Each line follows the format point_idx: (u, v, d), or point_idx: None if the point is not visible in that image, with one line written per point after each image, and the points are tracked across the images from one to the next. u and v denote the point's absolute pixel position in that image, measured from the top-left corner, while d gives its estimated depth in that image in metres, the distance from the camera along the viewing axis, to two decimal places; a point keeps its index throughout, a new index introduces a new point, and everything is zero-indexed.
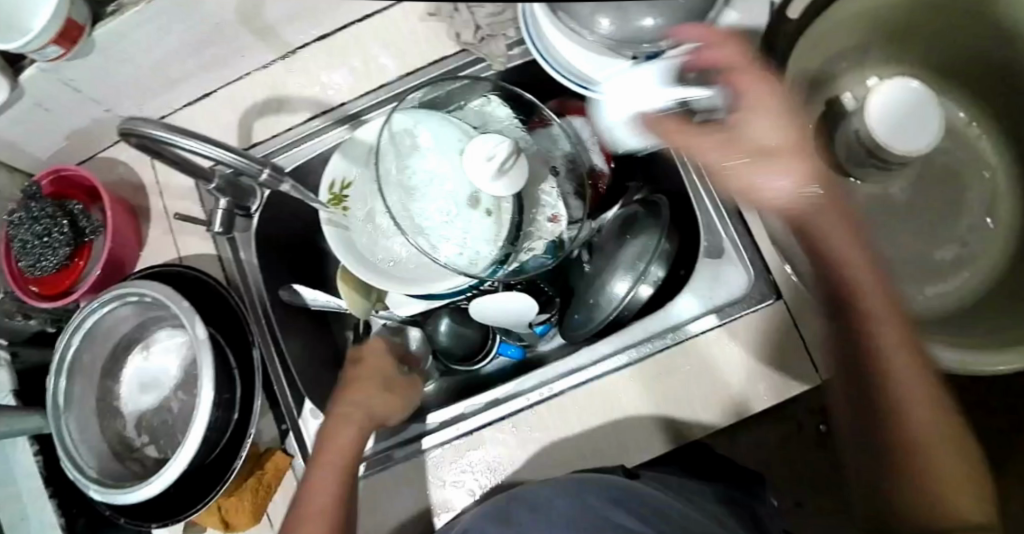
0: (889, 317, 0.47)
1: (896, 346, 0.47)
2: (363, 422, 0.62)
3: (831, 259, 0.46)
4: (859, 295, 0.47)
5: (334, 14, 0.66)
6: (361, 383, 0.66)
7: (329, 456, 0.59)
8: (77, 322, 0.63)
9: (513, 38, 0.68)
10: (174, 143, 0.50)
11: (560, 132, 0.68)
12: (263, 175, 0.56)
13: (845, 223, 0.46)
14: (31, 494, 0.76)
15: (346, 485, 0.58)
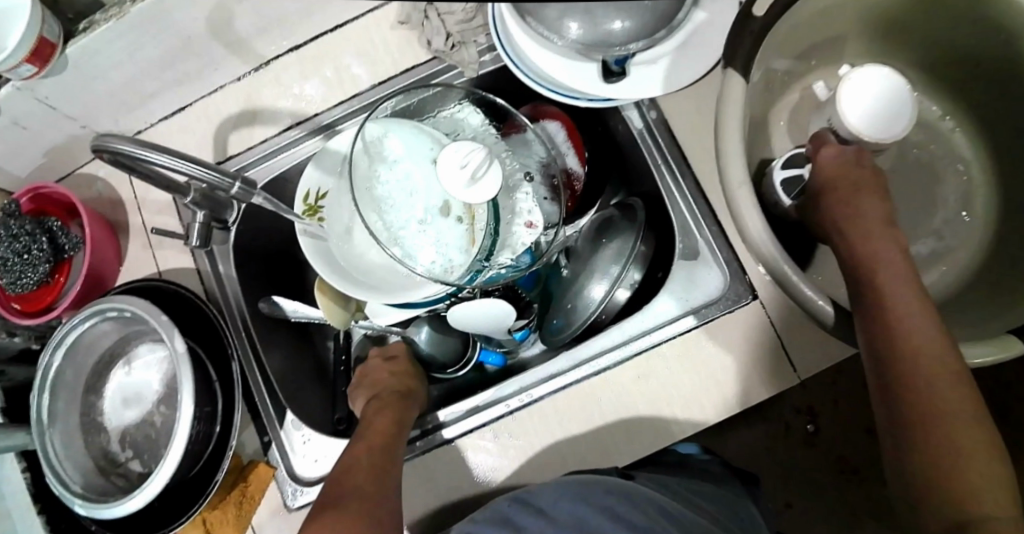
0: (918, 312, 0.51)
1: (919, 338, 0.50)
2: (403, 398, 0.65)
3: (879, 267, 0.54)
4: (890, 295, 0.52)
5: (306, 24, 0.66)
6: (393, 376, 0.69)
7: (382, 422, 0.61)
8: (58, 337, 0.64)
9: (484, 44, 0.69)
10: (146, 159, 0.51)
11: (535, 136, 0.67)
12: (235, 189, 0.57)
13: (888, 245, 0.55)
14: (19, 509, 0.77)
15: (399, 441, 0.60)
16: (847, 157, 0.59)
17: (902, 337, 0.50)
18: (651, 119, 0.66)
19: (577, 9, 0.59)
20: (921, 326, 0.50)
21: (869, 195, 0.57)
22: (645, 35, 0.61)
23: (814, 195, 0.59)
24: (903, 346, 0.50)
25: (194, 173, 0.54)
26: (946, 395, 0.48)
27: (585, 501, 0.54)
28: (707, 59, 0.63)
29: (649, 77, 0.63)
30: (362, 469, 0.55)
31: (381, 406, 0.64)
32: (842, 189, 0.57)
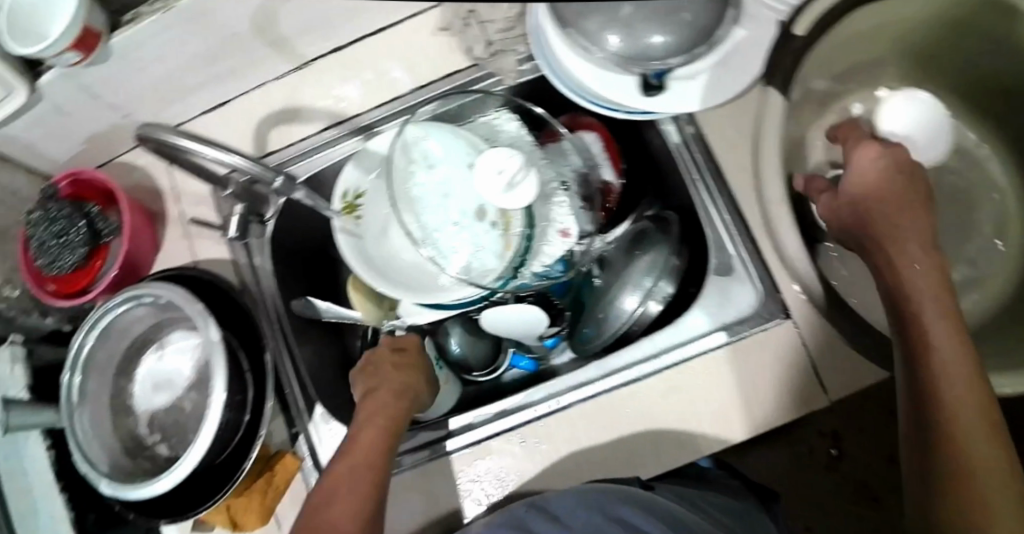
0: (953, 344, 0.51)
1: (954, 371, 0.50)
2: (402, 394, 0.64)
3: (916, 295, 0.53)
4: (929, 324, 0.52)
5: (351, 28, 0.67)
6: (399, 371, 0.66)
7: (375, 421, 0.60)
8: (92, 319, 0.66)
9: (524, 54, 0.69)
10: (191, 149, 0.52)
11: (571, 147, 0.70)
12: (277, 183, 0.58)
13: (926, 271, 0.54)
14: (41, 486, 0.79)
15: (389, 444, 0.59)
16: (888, 168, 0.58)
17: (938, 370, 0.50)
18: (688, 133, 0.67)
19: (616, 21, 0.60)
20: (958, 359, 0.50)
21: (910, 212, 0.56)
22: (685, 50, 0.62)
23: (847, 197, 0.59)
24: (939, 378, 0.50)
25: (238, 166, 0.55)
26: (977, 431, 0.49)
27: (586, 504, 0.55)
28: (746, 79, 0.63)
29: (688, 93, 0.64)
30: (357, 490, 0.54)
31: (381, 410, 0.61)
32: (884, 203, 0.56)
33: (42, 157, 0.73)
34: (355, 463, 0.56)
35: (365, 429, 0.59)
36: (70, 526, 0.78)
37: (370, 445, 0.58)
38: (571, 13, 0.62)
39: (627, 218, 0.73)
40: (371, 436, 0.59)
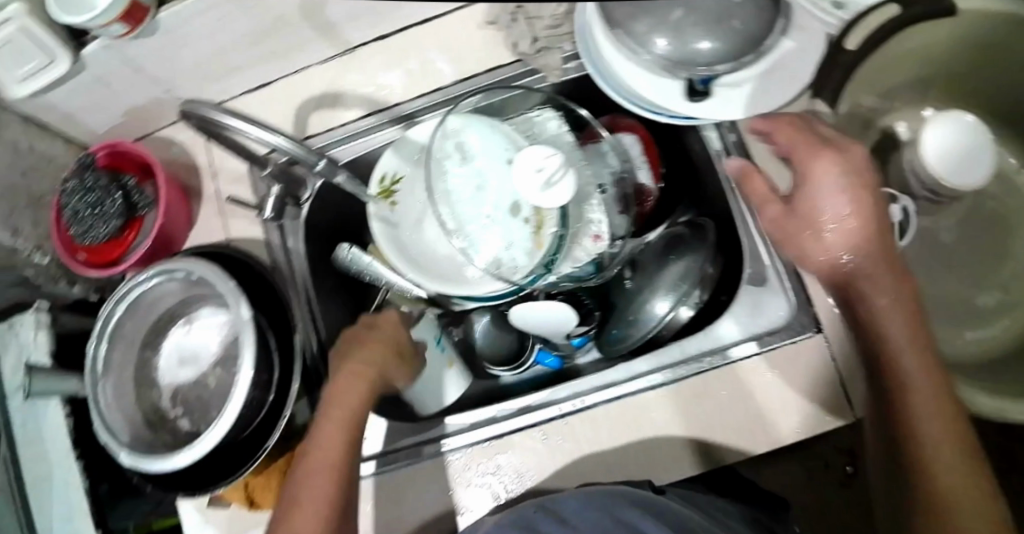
0: (930, 379, 0.53)
1: (930, 406, 0.52)
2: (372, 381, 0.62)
3: (892, 330, 0.54)
4: (905, 360, 0.53)
5: (397, 17, 0.67)
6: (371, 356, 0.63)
7: (339, 412, 0.59)
8: (122, 292, 0.66)
9: (569, 51, 0.69)
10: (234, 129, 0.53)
11: (609, 149, 0.70)
12: (319, 166, 0.57)
13: (899, 304, 0.54)
14: (58, 454, 0.80)
15: (353, 441, 0.58)
16: (856, 193, 0.56)
17: (914, 406, 0.52)
18: (730, 141, 0.67)
19: (665, 24, 0.61)
20: (933, 394, 0.52)
21: (880, 242, 0.55)
22: (731, 58, 0.62)
23: (802, 221, 0.57)
24: (912, 415, 0.52)
25: (281, 148, 0.55)
26: (951, 464, 0.51)
27: (594, 505, 0.55)
28: (789, 92, 0.64)
29: (733, 101, 0.64)
30: (321, 497, 0.55)
31: (347, 404, 0.59)
32: (847, 234, 0.55)
33: (81, 126, 0.74)
34: (320, 463, 0.56)
35: (327, 426, 0.58)
36: (86, 495, 0.80)
37: (333, 447, 0.57)
38: (621, 13, 0.62)
39: (661, 223, 0.75)
40: (335, 435, 0.57)
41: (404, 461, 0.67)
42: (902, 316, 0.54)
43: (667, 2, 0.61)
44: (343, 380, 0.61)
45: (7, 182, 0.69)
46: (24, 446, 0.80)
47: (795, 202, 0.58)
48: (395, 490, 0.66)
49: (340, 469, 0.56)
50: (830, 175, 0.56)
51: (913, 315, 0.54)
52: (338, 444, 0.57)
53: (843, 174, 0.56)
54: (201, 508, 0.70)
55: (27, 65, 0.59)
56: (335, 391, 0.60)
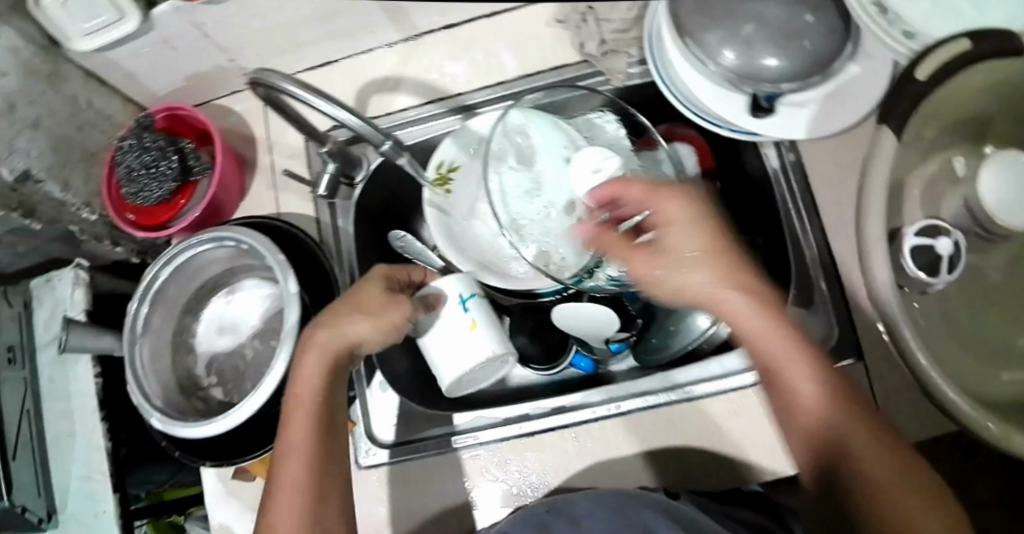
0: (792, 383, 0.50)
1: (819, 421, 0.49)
2: (323, 349, 0.56)
3: (754, 329, 0.50)
4: (775, 361, 0.51)
5: (467, 7, 0.68)
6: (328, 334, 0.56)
7: (295, 394, 0.56)
8: (169, 255, 0.66)
9: (636, 57, 0.69)
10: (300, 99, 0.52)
11: (665, 157, 0.67)
12: (384, 147, 0.57)
13: (800, 354, 0.50)
14: (82, 411, 0.80)
15: (314, 421, 0.55)
16: (700, 221, 0.51)
17: (795, 412, 0.51)
18: (788, 161, 0.69)
19: (736, 38, 0.62)
20: (867, 425, 0.49)
21: (735, 251, 0.50)
22: (799, 78, 0.63)
23: (673, 261, 0.50)
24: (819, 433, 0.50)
25: (354, 128, 0.54)
26: (933, 522, 0.44)
27: (605, 504, 0.55)
28: (849, 117, 0.64)
29: (795, 119, 0.65)
30: (289, 500, 0.53)
31: (305, 392, 0.55)
32: (709, 263, 0.50)
33: (142, 87, 0.75)
34: (284, 452, 0.55)
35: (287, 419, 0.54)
36: (106, 455, 0.79)
37: (295, 442, 0.54)
38: None
39: None
40: (296, 430, 0.54)
41: (433, 451, 0.68)
42: (770, 320, 0.50)
43: (740, 17, 0.62)
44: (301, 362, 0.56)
45: (59, 133, 0.68)
46: (48, 401, 0.81)
47: (658, 242, 0.52)
48: (421, 478, 0.68)
49: (307, 463, 0.54)
50: (678, 227, 0.51)
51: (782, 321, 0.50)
52: (302, 435, 0.54)
53: (692, 223, 0.51)
54: (224, 480, 0.71)
55: (94, 19, 0.60)
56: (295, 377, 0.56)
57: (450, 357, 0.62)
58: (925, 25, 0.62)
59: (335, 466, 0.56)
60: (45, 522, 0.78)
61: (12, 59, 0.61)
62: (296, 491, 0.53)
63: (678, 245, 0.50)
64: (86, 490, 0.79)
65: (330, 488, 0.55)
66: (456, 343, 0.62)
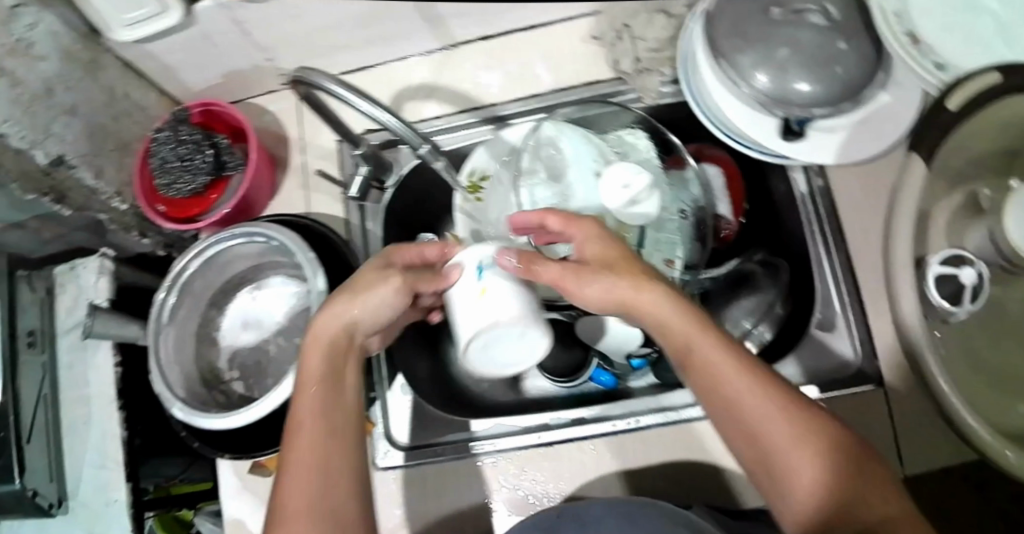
0: (765, 422, 0.46)
1: (811, 465, 0.45)
2: (326, 338, 0.51)
3: (713, 368, 0.48)
4: (740, 402, 0.47)
5: (505, 19, 0.70)
6: (324, 337, 0.52)
7: (303, 388, 0.51)
8: (199, 248, 0.67)
9: (668, 76, 0.69)
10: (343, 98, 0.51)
11: (692, 178, 0.72)
12: (423, 149, 0.57)
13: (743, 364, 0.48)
14: (99, 400, 0.81)
15: (327, 418, 0.50)
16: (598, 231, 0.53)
17: (784, 466, 0.45)
18: (816, 186, 0.70)
19: (770, 61, 0.62)
20: (850, 458, 0.45)
21: (665, 287, 0.50)
22: (828, 103, 0.63)
23: (583, 268, 0.50)
24: (814, 478, 0.45)
25: (395, 130, 0.54)
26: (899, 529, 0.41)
27: (615, 512, 0.56)
28: (877, 144, 0.65)
29: (823, 145, 0.66)
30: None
31: (310, 404, 0.50)
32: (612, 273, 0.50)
33: (180, 82, 0.76)
34: (290, 453, 0.48)
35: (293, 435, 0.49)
36: (121, 444, 0.80)
37: (306, 463, 0.48)
38: (727, 45, 0.63)
39: (733, 258, 0.78)
40: (302, 449, 0.48)
41: (449, 457, 0.68)
42: (725, 357, 0.48)
43: (774, 41, 0.62)
44: (305, 369, 0.51)
45: (96, 121, 0.69)
46: (65, 387, 0.81)
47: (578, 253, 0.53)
48: (438, 482, 0.68)
49: (323, 485, 0.47)
50: (602, 245, 0.52)
51: (737, 351, 0.48)
52: (313, 454, 0.48)
53: (603, 243, 0.52)
54: (241, 474, 0.72)
55: (136, 11, 0.61)
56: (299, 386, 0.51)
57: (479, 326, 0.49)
58: (958, 56, 0.62)
59: (347, 490, 0.48)
60: (54, 507, 0.78)
61: (53, 44, 0.62)
62: (310, 523, 0.46)
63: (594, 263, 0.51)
64: (99, 478, 0.79)
65: (345, 517, 0.47)
66: (483, 311, 0.49)
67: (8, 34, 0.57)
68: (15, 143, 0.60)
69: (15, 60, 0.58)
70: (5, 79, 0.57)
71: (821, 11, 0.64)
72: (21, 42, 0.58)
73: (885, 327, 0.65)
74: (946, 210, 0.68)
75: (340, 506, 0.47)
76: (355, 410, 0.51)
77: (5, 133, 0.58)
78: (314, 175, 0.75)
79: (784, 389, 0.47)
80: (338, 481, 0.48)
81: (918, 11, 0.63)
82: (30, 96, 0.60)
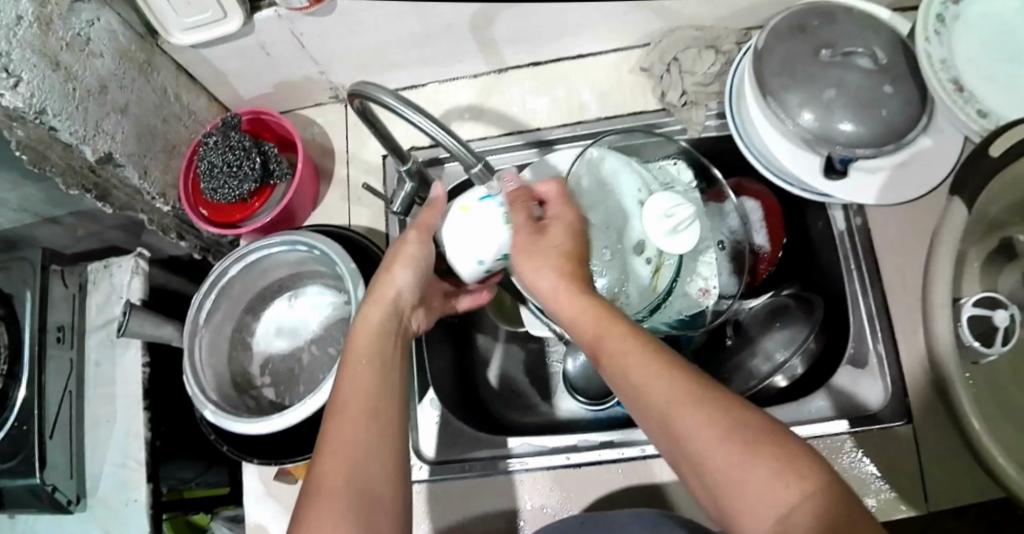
0: (703, 440, 0.41)
1: (758, 488, 0.39)
2: (377, 311, 0.56)
3: (638, 381, 0.44)
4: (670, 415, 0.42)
5: (553, 46, 0.75)
6: (378, 310, 0.56)
7: (353, 364, 0.53)
8: (242, 253, 0.67)
9: (714, 110, 0.74)
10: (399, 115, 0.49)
11: (732, 210, 0.73)
12: (475, 169, 0.54)
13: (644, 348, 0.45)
14: (126, 398, 0.80)
15: (382, 395, 0.51)
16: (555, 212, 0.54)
17: (734, 491, 0.39)
18: (855, 224, 0.71)
19: (817, 101, 0.63)
20: (807, 477, 0.38)
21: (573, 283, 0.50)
22: (872, 144, 0.63)
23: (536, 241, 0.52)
24: (768, 502, 0.38)
25: (444, 145, 0.51)
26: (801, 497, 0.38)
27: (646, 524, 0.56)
28: (920, 187, 0.66)
29: (864, 185, 0.66)
30: (329, 502, 0.46)
31: (356, 376, 0.52)
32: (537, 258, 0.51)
33: (230, 89, 0.78)
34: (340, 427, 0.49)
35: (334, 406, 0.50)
36: (142, 444, 0.79)
37: (344, 431, 0.49)
38: (774, 83, 0.64)
39: (766, 292, 0.80)
40: (341, 420, 0.49)
41: (477, 473, 0.69)
42: (654, 371, 0.44)
43: (823, 81, 0.63)
44: (352, 346, 0.54)
45: (144, 122, 0.69)
46: (91, 384, 0.81)
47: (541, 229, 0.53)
48: (463, 497, 0.68)
49: (362, 455, 0.48)
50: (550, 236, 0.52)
51: (667, 364, 0.44)
52: (352, 426, 0.49)
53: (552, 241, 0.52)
54: (266, 481, 0.72)
55: (197, 16, 0.62)
56: (344, 360, 0.53)
57: (461, 244, 0.54)
58: (999, 106, 0.63)
59: (383, 462, 0.49)
60: (72, 504, 0.77)
61: (109, 42, 0.62)
62: (343, 488, 0.47)
63: (543, 247, 0.52)
64: (119, 477, 0.78)
65: (381, 480, 0.48)
66: (479, 229, 0.54)
67: (67, 27, 0.57)
68: (64, 137, 0.59)
69: (72, 55, 0.58)
70: (61, 72, 0.57)
71: (869, 55, 0.64)
72: (80, 36, 0.58)
73: (915, 366, 0.66)
74: (989, 251, 0.67)
75: (376, 475, 0.48)
76: (397, 391, 0.52)
77: (55, 128, 0.58)
78: (359, 189, 0.79)
79: (725, 400, 0.42)
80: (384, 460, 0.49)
81: (962, 60, 0.64)
82: (81, 91, 0.60)
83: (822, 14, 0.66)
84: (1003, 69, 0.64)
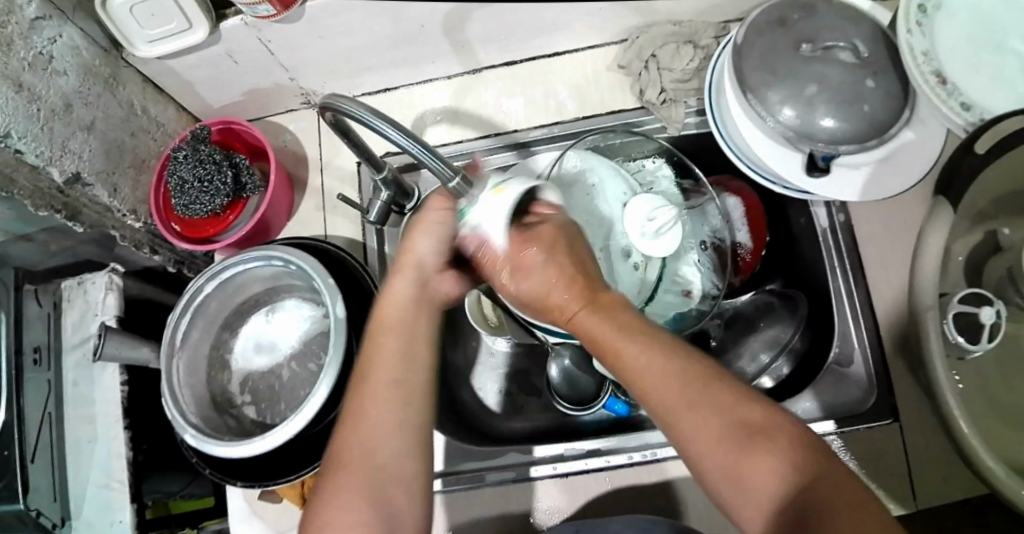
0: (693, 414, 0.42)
1: (743, 458, 0.40)
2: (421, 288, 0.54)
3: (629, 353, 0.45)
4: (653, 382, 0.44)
5: (530, 46, 0.73)
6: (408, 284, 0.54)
7: (386, 333, 0.52)
8: (216, 269, 0.66)
9: (692, 108, 0.73)
10: (368, 125, 0.44)
11: (714, 209, 0.71)
12: (453, 184, 0.47)
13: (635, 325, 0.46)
14: (107, 418, 0.79)
15: (411, 362, 0.51)
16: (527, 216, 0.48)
17: (728, 459, 0.41)
18: (838, 220, 0.70)
19: (798, 97, 0.61)
20: (788, 449, 0.40)
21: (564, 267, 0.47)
22: (857, 139, 0.61)
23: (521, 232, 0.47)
24: (752, 474, 0.40)
25: (422, 160, 0.46)
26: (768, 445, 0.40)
27: (634, 526, 0.56)
28: (901, 183, 0.65)
29: (848, 182, 0.65)
30: (350, 483, 0.47)
31: (382, 349, 0.51)
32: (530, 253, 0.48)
33: (200, 100, 0.76)
34: (368, 403, 0.49)
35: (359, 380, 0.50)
36: (126, 463, 0.77)
37: (368, 410, 0.49)
38: (755, 79, 0.62)
39: None
40: (363, 403, 0.49)
41: (465, 484, 0.69)
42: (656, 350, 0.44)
43: (803, 76, 0.61)
44: (379, 315, 0.53)
45: (111, 137, 0.67)
46: (70, 405, 0.79)
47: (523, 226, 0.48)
48: (453, 509, 0.69)
49: (380, 433, 0.49)
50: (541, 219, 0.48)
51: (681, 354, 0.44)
52: (374, 404, 0.49)
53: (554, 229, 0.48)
54: (251, 499, 0.71)
55: (163, 27, 0.60)
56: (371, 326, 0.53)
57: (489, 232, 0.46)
58: (982, 99, 0.62)
59: (396, 445, 0.49)
60: (58, 527, 0.75)
61: (72, 57, 0.60)
62: (359, 475, 0.47)
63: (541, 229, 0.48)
64: (102, 499, 0.77)
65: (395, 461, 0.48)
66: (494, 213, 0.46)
67: (29, 47, 0.55)
68: (31, 160, 0.57)
69: (35, 74, 0.56)
70: (24, 93, 0.55)
71: (851, 48, 0.63)
72: (42, 54, 0.56)
73: (899, 363, 0.66)
74: (976, 242, 0.66)
75: (393, 452, 0.48)
76: (421, 363, 0.52)
77: (21, 151, 0.56)
78: (333, 199, 0.77)
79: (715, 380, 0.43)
80: (406, 436, 0.49)
81: (943, 51, 0.63)
82: (47, 111, 0.58)
83: (803, 7, 0.64)
84: (983, 58, 0.63)
